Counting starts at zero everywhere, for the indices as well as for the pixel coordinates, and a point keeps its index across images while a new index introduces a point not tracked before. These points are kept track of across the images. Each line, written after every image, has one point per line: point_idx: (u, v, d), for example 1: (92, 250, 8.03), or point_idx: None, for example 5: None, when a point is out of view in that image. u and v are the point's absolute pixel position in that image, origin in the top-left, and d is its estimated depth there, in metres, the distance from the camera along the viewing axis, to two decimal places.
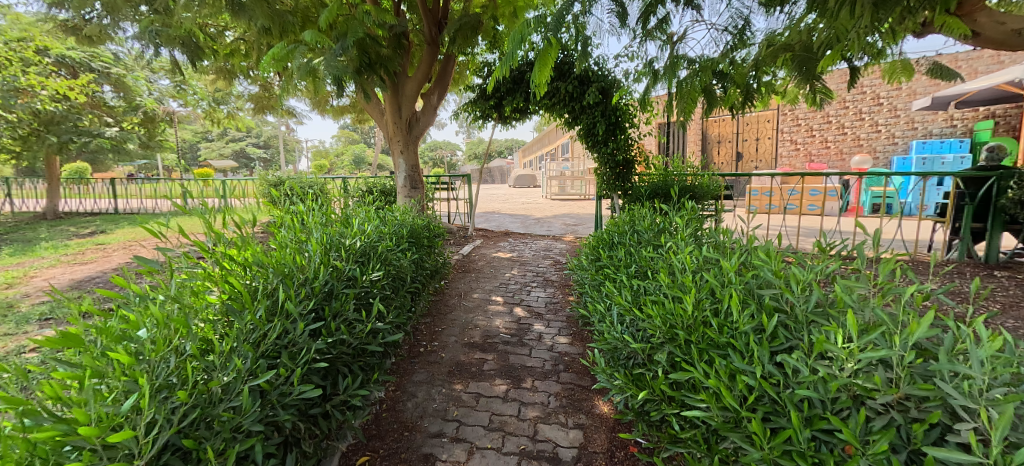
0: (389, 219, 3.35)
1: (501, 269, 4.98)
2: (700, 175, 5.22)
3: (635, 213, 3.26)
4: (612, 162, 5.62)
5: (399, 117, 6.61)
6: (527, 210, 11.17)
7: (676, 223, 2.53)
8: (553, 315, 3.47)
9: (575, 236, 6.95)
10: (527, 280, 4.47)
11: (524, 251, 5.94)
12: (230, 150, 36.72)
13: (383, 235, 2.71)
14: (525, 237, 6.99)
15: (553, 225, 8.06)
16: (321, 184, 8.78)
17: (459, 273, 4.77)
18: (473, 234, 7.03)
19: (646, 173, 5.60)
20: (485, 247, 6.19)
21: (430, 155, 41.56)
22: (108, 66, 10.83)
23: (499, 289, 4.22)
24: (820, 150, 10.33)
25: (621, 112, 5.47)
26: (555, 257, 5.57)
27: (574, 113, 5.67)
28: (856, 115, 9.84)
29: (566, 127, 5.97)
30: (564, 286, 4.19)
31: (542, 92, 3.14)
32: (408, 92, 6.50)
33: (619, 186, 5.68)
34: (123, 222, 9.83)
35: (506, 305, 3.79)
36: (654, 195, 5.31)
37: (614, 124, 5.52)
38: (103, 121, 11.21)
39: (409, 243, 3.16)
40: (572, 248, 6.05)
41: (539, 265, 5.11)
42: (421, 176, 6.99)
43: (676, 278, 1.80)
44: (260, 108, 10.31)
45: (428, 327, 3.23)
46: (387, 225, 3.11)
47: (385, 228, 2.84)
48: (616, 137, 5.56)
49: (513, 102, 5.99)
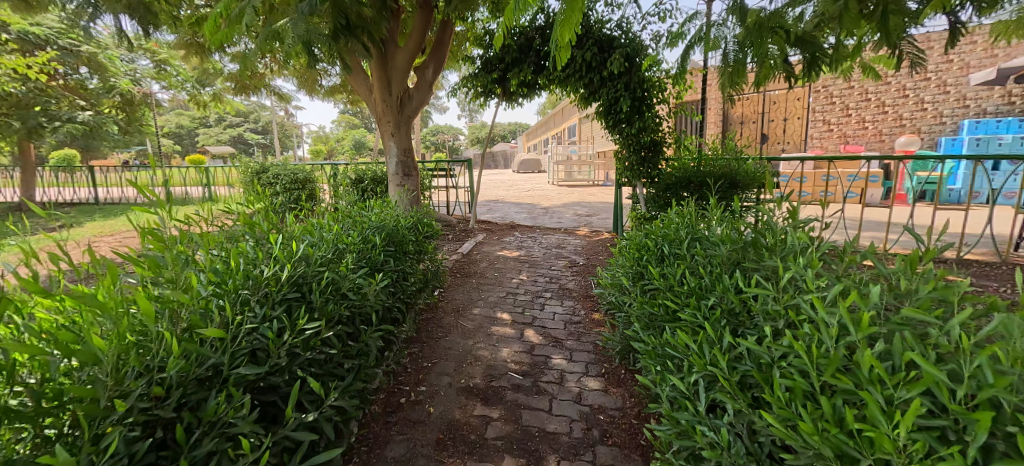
0: (363, 218, 2.57)
1: (507, 273, 4.18)
2: (744, 160, 4.43)
3: (688, 211, 2.44)
4: (635, 145, 4.77)
5: (389, 95, 5.76)
6: (535, 198, 10.35)
7: (770, 234, 1.72)
8: (575, 343, 2.70)
9: (590, 229, 6.14)
10: (539, 288, 3.69)
11: (533, 249, 5.15)
12: (228, 135, 35.86)
13: (341, 249, 1.93)
14: (533, 230, 6.18)
15: (564, 216, 7.26)
16: (307, 171, 7.95)
17: (457, 278, 3.98)
18: (474, 228, 6.23)
19: (676, 157, 4.78)
20: (488, 244, 5.41)
21: (433, 141, 40.61)
22: (78, 44, 9.88)
23: (506, 301, 3.44)
24: (856, 130, 9.40)
25: (650, 85, 4.56)
26: (571, 256, 4.79)
27: (592, 86, 4.79)
28: (899, 92, 8.87)
29: (581, 103, 5.10)
30: (586, 297, 3.40)
31: (565, 62, 2.30)
32: (400, 65, 5.65)
33: (645, 172, 4.85)
34: (99, 214, 9.12)
35: (515, 325, 3.01)
36: (686, 183, 4.55)
37: (641, 98, 4.62)
38: (76, 104, 10.39)
39: (387, 253, 2.38)
40: (588, 245, 5.26)
41: (551, 268, 4.32)
42: (415, 162, 6.13)
43: (818, 350, 1.03)
44: (240, 86, 9.43)
45: (414, 363, 2.47)
46: (354, 231, 2.32)
47: (346, 238, 2.06)
48: (642, 115, 4.67)
49: (520, 75, 5.13)
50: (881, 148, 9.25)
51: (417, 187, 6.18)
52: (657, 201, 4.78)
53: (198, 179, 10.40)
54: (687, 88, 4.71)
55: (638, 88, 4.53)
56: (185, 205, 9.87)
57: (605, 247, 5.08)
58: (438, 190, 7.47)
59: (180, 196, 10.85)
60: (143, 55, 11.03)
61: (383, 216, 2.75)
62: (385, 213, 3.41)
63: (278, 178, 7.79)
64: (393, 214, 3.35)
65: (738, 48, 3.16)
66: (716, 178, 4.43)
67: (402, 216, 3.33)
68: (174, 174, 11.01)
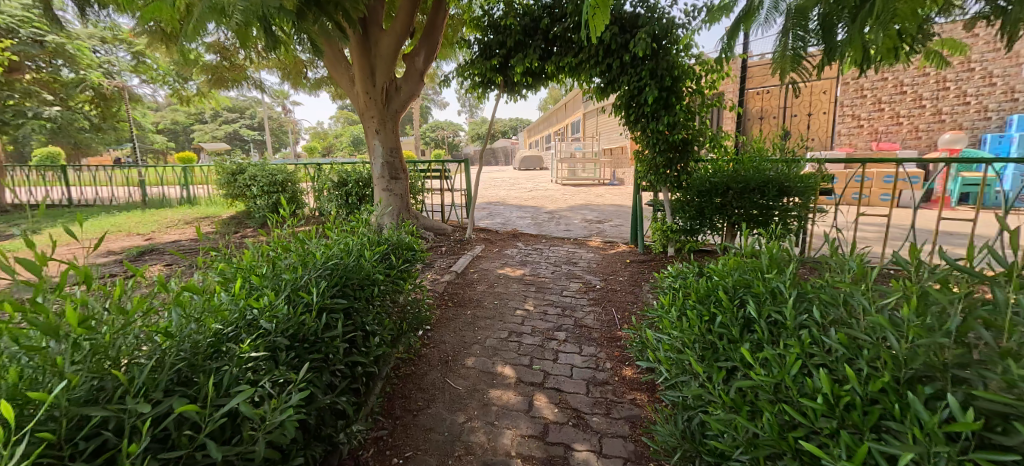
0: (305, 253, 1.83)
1: (509, 301, 3.42)
2: (791, 162, 3.73)
3: (772, 250, 1.69)
4: (661, 143, 4.01)
5: (373, 87, 5.00)
6: (538, 199, 9.61)
7: (977, 318, 0.97)
8: (606, 422, 1.95)
9: (604, 239, 5.40)
10: (551, 326, 2.94)
11: (540, 265, 4.42)
12: (223, 132, 34.98)
13: (232, 333, 1.20)
14: (538, 241, 5.43)
15: (572, 222, 6.54)
16: (288, 171, 7.17)
17: (448, 309, 3.25)
18: (471, 237, 5.48)
19: (709, 158, 4.05)
20: (487, 258, 4.67)
21: (433, 137, 39.94)
22: (44, 33, 8.98)
23: (510, 346, 2.69)
24: (889, 126, 8.62)
25: (680, 73, 3.79)
26: (585, 275, 4.06)
27: (610, 74, 4.04)
28: (938, 84, 8.10)
29: (597, 95, 4.34)
30: (612, 342, 2.66)
31: (600, 29, 1.78)
32: (385, 52, 4.90)
33: (672, 176, 4.13)
34: (64, 217, 8.35)
35: (523, 387, 2.25)
36: (721, 190, 3.84)
37: (670, 88, 3.84)
38: (43, 99, 9.60)
39: (335, 312, 1.63)
40: (604, 260, 4.53)
41: (563, 293, 3.57)
42: (403, 162, 5.36)
43: None
44: (217, 78, 8.62)
45: (377, 459, 1.73)
46: (282, 283, 1.57)
47: (256, 303, 1.32)
48: (670, 109, 3.89)
49: (525, 61, 4.35)
50: (917, 145, 8.48)
51: (406, 191, 5.40)
52: (687, 210, 4.08)
53: (175, 179, 9.63)
54: (722, 77, 3.99)
55: (665, 77, 3.77)
56: (161, 208, 9.11)
57: (623, 264, 4.33)
58: (432, 194, 6.72)
59: (158, 198, 10.08)
60: (117, 46, 10.23)
61: (338, 249, 2.00)
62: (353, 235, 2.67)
63: (255, 179, 7.02)
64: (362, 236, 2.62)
65: (800, 19, 2.22)
66: (761, 184, 3.70)
67: (373, 239, 2.59)
68: (151, 173, 10.22)
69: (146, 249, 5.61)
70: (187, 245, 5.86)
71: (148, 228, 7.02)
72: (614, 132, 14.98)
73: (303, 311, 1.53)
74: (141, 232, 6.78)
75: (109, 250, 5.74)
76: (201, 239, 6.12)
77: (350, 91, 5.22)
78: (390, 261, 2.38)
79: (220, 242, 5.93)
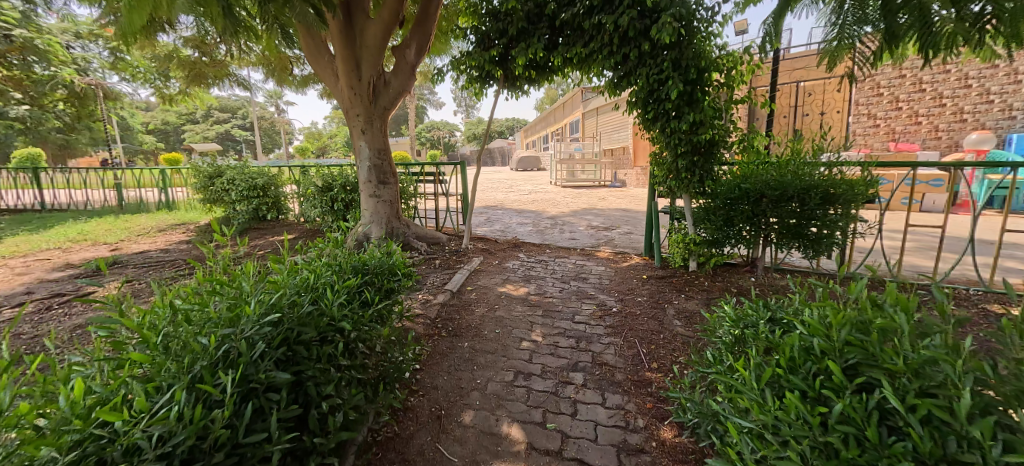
0: (240, 299, 1.35)
1: (513, 329, 2.93)
2: (834, 165, 3.27)
3: (890, 302, 1.21)
4: (683, 145, 3.53)
5: (358, 81, 4.49)
6: (539, 203, 9.11)
7: None
8: None
9: (614, 249, 4.91)
10: (565, 365, 2.45)
11: (545, 281, 3.93)
12: (214, 132, 34.23)
13: None
14: (542, 251, 4.94)
15: (577, 230, 6.05)
16: (271, 175, 6.65)
17: (442, 342, 2.76)
18: (468, 247, 4.98)
19: (737, 162, 3.59)
20: (487, 273, 4.18)
21: (429, 138, 39.37)
22: (11, 27, 8.05)
23: (515, 394, 2.19)
24: (907, 126, 8.21)
25: (707, 64, 3.31)
26: (597, 294, 3.57)
27: (624, 66, 3.55)
28: (959, 81, 7.69)
29: (609, 90, 3.86)
30: (641, 391, 2.17)
31: None
32: (371, 43, 4.40)
33: (696, 181, 3.63)
34: (29, 223, 7.77)
35: (535, 458, 1.75)
36: (754, 198, 3.37)
37: (695, 81, 3.36)
38: (10, 96, 8.97)
39: (268, 396, 1.15)
40: (616, 275, 4.04)
41: (575, 318, 3.08)
42: (392, 166, 4.83)
43: None
44: (195, 75, 8.02)
45: None
46: (184, 363, 1.10)
47: (118, 417, 0.90)
48: (695, 104, 3.41)
49: (528, 52, 3.87)
50: (937, 146, 8.07)
51: (395, 197, 4.88)
52: (712, 219, 3.62)
53: (153, 182, 9.05)
54: (752, 69, 3.52)
55: (691, 70, 3.29)
56: (137, 213, 8.54)
57: (639, 280, 3.83)
58: (426, 198, 6.21)
59: (136, 202, 9.49)
60: (89, 41, 9.55)
61: (291, 289, 1.51)
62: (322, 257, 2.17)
63: (233, 183, 6.46)
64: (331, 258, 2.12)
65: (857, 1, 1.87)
66: (800, 191, 3.22)
67: (347, 262, 2.09)
68: (128, 175, 9.62)
69: (109, 261, 5.08)
70: (156, 256, 5.34)
71: (117, 236, 6.47)
72: (616, 132, 14.49)
73: (211, 409, 1.06)
74: (107, 241, 6.21)
75: (69, 263, 5.20)
76: (173, 249, 5.61)
77: (333, 86, 4.71)
78: (365, 295, 1.89)
79: (193, 253, 5.41)
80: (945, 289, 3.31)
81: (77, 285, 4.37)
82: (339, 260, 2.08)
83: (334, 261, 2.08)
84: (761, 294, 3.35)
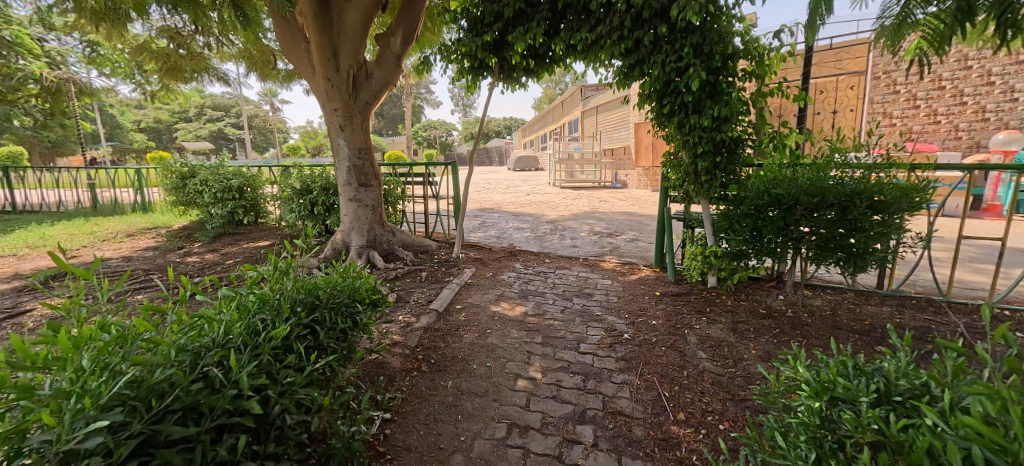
0: (66, 394, 0.87)
1: (508, 362, 2.46)
2: (878, 168, 2.84)
3: None
4: (705, 142, 3.07)
5: (335, 72, 4.00)
6: (536, 205, 8.65)
7: None
8: None
9: (620, 258, 4.46)
10: (570, 416, 1.98)
11: (545, 298, 3.46)
12: (207, 130, 33.63)
13: None
14: (541, 261, 4.48)
15: (579, 235, 5.60)
16: (248, 175, 6.14)
17: (420, 380, 2.28)
18: (459, 256, 4.51)
19: (765, 163, 3.14)
20: (479, 287, 3.71)
21: (425, 136, 38.82)
22: None
23: (510, 458, 1.73)
24: (924, 125, 7.81)
25: (732, 51, 2.85)
26: (604, 315, 3.10)
27: (636, 53, 3.08)
28: (981, 78, 7.29)
29: (618, 81, 3.39)
30: (670, 456, 1.71)
31: None
32: (350, 29, 3.91)
33: (717, 185, 3.17)
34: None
35: None
36: (786, 204, 2.92)
37: (718, 70, 2.90)
38: None
39: None
40: (625, 290, 3.58)
41: (580, 347, 2.62)
42: (375, 166, 4.34)
43: None
44: (171, 68, 7.46)
45: None
46: None
47: None
48: (718, 97, 2.95)
49: (526, 37, 3.40)
50: (957, 146, 7.68)
51: (378, 201, 4.39)
52: (736, 230, 3.16)
53: (128, 182, 8.53)
54: (782, 58, 3.07)
55: (714, 57, 2.83)
56: (110, 216, 8.02)
57: (652, 296, 3.38)
58: (414, 201, 5.74)
59: (111, 203, 8.99)
60: (59, 32, 8.96)
61: (171, 359, 1.04)
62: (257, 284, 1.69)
63: (205, 184, 5.93)
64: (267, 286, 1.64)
65: None
66: (842, 198, 2.78)
67: (287, 293, 1.62)
68: (102, 175, 9.09)
69: (61, 271, 4.56)
70: (115, 266, 4.82)
71: (80, 242, 5.94)
72: (617, 131, 14.04)
73: None
74: (67, 247, 5.67)
75: (16, 273, 4.67)
76: (135, 258, 5.09)
77: (309, 76, 4.22)
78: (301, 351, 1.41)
79: (157, 262, 4.90)
80: (1006, 312, 2.88)
81: (17, 301, 3.85)
82: (276, 291, 1.60)
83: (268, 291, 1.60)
84: (795, 317, 2.89)
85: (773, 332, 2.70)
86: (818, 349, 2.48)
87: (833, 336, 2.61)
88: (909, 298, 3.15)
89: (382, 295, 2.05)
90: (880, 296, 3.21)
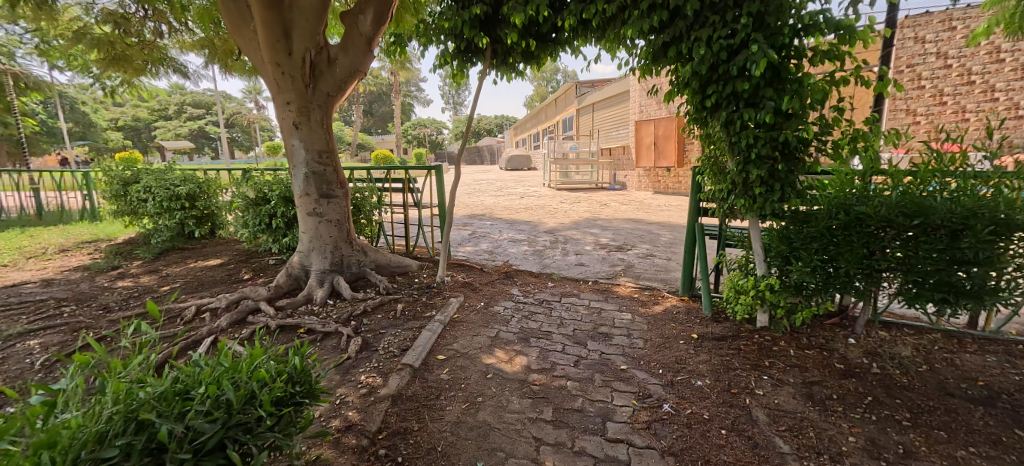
0: None
1: (507, 461, 1.72)
2: (997, 177, 2.13)
3: None
4: (765, 145, 2.32)
5: (286, 56, 3.20)
6: (531, 211, 7.93)
7: None
8: None
9: (637, 282, 3.74)
10: None
11: (552, 343, 2.71)
12: (187, 129, 32.26)
13: None
14: (542, 285, 3.74)
15: (583, 249, 4.88)
16: (201, 181, 5.29)
17: None
18: (445, 280, 3.74)
19: (837, 172, 2.43)
20: (467, 326, 2.95)
21: (414, 135, 37.95)
22: None
23: None
24: (951, 123, 7.25)
25: (803, 23, 2.12)
26: (630, 371, 2.37)
27: (672, 27, 2.35)
28: (1014, 73, 6.78)
29: (644, 66, 2.66)
30: None
31: None
32: (305, 1, 3.11)
33: (777, 201, 2.42)
34: None
35: None
36: (869, 225, 2.23)
37: (784, 48, 2.18)
38: None
39: None
40: (651, 329, 2.86)
41: (607, 430, 1.88)
42: (340, 173, 3.57)
43: None
44: (117, 58, 6.41)
45: None
46: None
47: None
48: (781, 85, 2.23)
49: (527, 8, 2.64)
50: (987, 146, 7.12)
51: (345, 215, 3.62)
52: (800, 256, 2.46)
53: (74, 185, 7.61)
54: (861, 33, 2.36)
55: (782, 30, 2.09)
56: (53, 225, 7.11)
57: (687, 339, 2.66)
58: (393, 210, 4.95)
59: (57, 209, 8.06)
60: None
61: None
62: (43, 423, 0.91)
63: (149, 192, 5.07)
64: (59, 432, 0.88)
65: None
66: (952, 220, 2.08)
67: (92, 448, 0.87)
68: (48, 177, 8.15)
69: None
70: (25, 293, 3.93)
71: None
72: (615, 129, 13.35)
73: None
74: None
75: None
76: (54, 283, 4.21)
77: (256, 63, 3.41)
78: None
79: (79, 289, 4.03)
80: None
81: None
82: (71, 454, 0.85)
83: (48, 458, 0.83)
84: (885, 376, 2.19)
85: (865, 403, 2.00)
86: (939, 435, 1.78)
87: (949, 410, 1.93)
88: (1016, 344, 2.46)
89: (312, 383, 1.39)
90: (977, 341, 2.52)
